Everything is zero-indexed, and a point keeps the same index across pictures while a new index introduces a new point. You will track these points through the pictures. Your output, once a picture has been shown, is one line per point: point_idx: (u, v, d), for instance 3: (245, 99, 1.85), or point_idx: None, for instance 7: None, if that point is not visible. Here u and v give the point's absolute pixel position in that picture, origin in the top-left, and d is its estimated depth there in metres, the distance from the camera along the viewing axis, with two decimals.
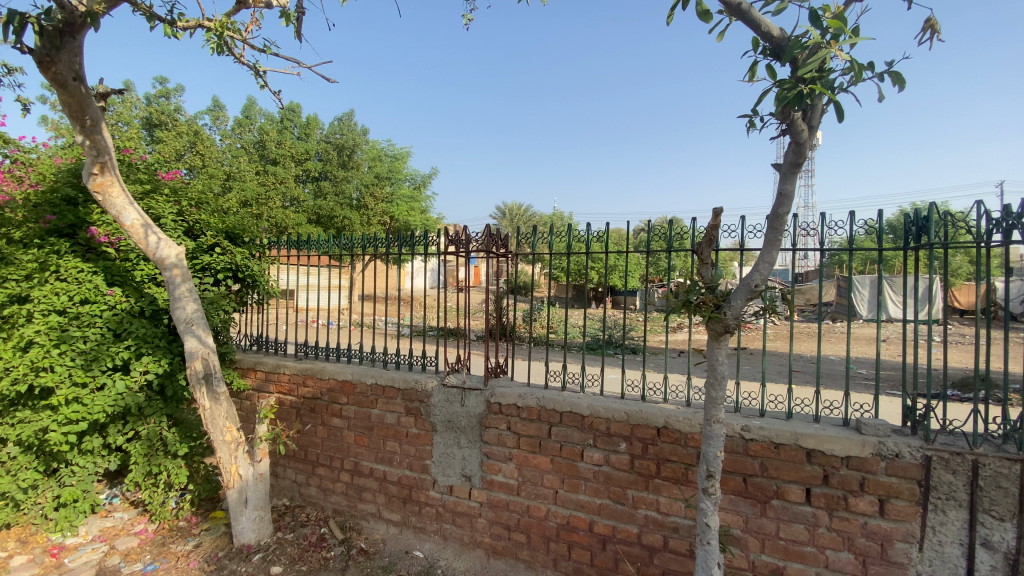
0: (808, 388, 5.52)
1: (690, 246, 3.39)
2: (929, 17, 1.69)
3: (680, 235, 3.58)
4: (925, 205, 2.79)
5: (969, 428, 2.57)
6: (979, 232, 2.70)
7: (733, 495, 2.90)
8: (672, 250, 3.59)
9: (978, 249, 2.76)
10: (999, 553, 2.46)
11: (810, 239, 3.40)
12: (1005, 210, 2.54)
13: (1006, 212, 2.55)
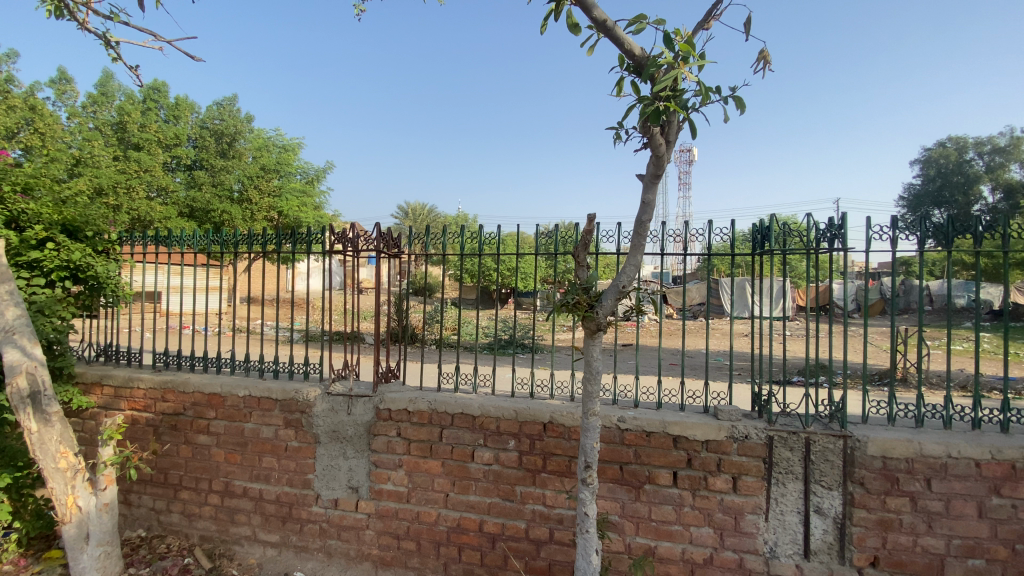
0: (684, 380, 6.04)
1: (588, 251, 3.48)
2: (763, 49, 1.88)
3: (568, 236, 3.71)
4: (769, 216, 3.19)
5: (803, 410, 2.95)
6: (810, 241, 3.14)
7: (612, 483, 3.08)
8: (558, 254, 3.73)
9: (809, 256, 3.21)
10: (829, 518, 2.80)
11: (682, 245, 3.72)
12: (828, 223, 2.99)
13: (829, 224, 3.01)
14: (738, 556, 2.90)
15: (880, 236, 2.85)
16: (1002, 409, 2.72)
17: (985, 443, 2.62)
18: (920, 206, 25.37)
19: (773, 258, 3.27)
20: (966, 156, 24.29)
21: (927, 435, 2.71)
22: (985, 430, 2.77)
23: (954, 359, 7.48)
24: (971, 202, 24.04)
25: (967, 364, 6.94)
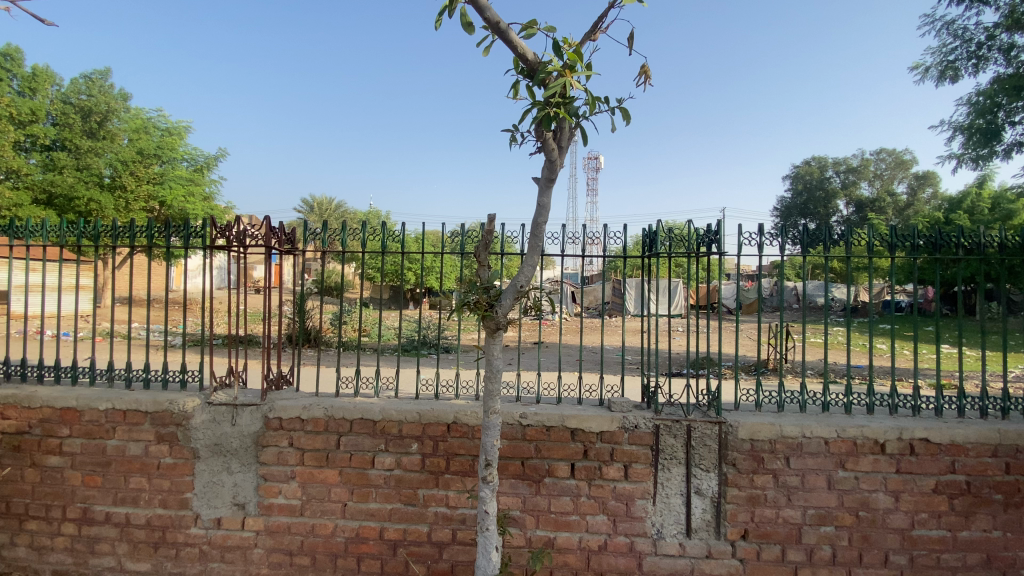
0: (588, 375, 6.34)
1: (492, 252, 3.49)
2: (643, 65, 1.97)
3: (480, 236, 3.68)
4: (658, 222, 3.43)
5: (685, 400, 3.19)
6: (696, 245, 3.42)
7: (514, 479, 3.13)
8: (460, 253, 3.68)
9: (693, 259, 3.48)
10: (707, 498, 3.04)
11: (594, 247, 3.86)
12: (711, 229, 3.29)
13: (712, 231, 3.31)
14: (630, 540, 3.06)
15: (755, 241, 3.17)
16: (845, 393, 3.07)
17: (832, 423, 2.91)
18: (790, 216, 28.83)
19: (670, 260, 3.49)
20: (826, 173, 28.00)
21: (786, 419, 2.99)
22: (833, 413, 3.10)
23: (813, 349, 8.61)
24: (828, 214, 27.82)
25: (822, 353, 8.04)
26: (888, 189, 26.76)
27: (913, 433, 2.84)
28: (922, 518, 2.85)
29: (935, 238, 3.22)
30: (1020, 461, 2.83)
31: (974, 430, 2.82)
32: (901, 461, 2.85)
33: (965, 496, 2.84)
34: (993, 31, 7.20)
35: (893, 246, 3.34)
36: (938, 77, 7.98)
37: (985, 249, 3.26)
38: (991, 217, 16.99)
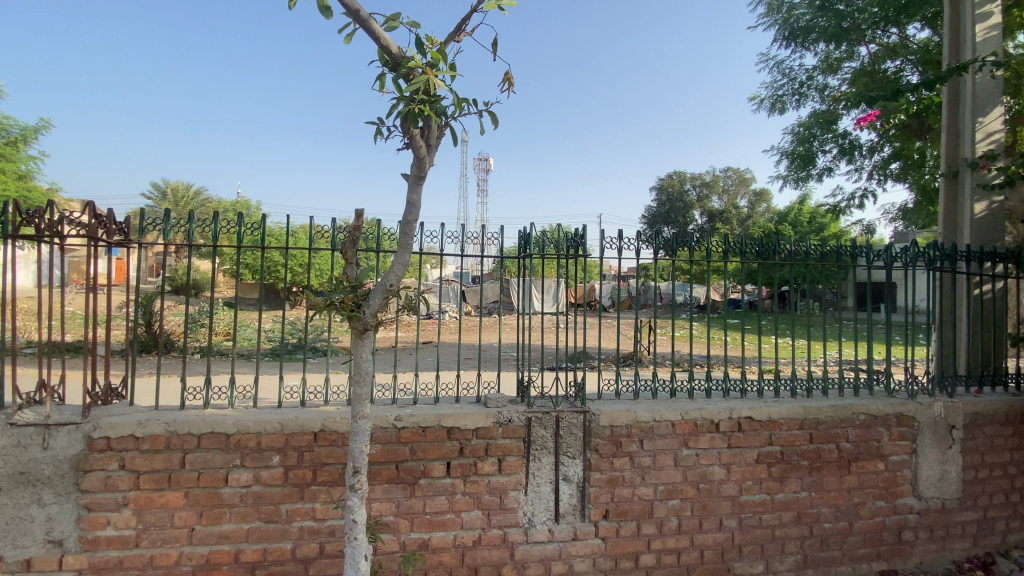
0: (470, 373, 6.44)
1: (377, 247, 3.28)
2: (507, 72, 1.99)
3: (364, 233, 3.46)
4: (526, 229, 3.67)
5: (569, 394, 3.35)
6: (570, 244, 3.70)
7: (387, 484, 3.04)
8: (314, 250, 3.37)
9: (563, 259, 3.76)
10: (574, 483, 3.21)
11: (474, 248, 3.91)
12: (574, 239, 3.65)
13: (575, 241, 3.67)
14: (502, 531, 3.13)
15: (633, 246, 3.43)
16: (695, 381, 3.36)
17: (677, 407, 3.20)
18: (658, 223, 31.90)
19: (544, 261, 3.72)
20: (685, 187, 31.43)
21: (641, 406, 3.25)
22: (679, 398, 3.42)
23: (672, 342, 9.66)
24: (687, 222, 31.31)
25: (677, 347, 9.07)
26: (734, 202, 30.82)
27: (741, 412, 3.18)
28: (748, 485, 3.18)
29: (759, 248, 3.73)
30: (820, 431, 3.19)
31: (785, 407, 3.18)
32: (731, 437, 3.18)
33: (779, 464, 3.17)
34: (811, 74, 8.64)
35: (729, 255, 3.80)
36: (772, 108, 9.34)
37: (797, 255, 3.81)
38: (806, 229, 20.38)
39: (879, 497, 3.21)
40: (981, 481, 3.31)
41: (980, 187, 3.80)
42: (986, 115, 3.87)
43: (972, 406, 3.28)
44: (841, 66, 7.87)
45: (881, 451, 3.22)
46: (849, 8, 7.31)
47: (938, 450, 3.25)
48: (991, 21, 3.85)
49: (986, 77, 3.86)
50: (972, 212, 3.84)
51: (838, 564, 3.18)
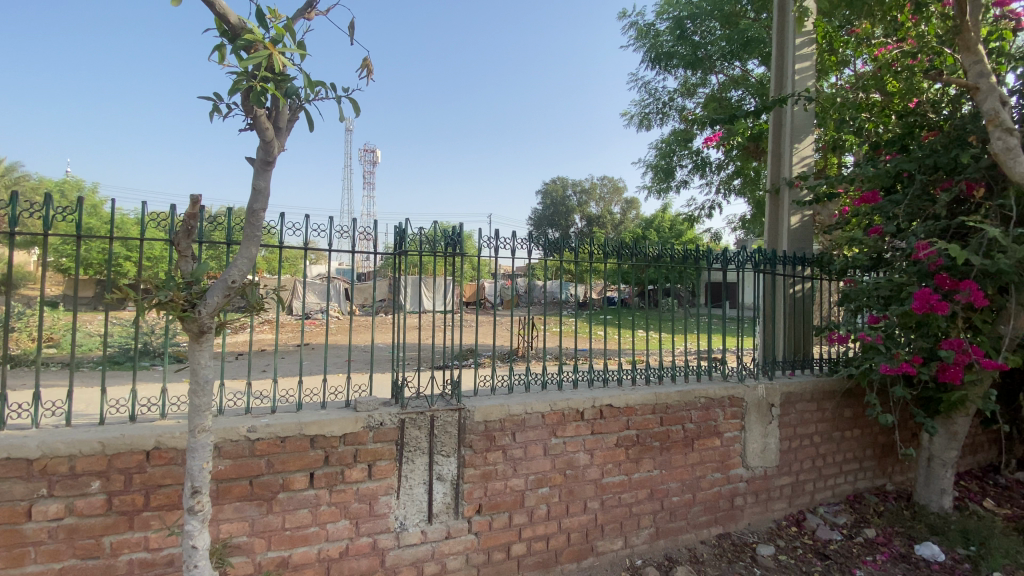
0: (349, 374, 6.13)
1: (228, 241, 2.92)
2: (366, 58, 1.87)
3: (212, 221, 2.96)
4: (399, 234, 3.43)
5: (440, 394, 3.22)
6: (451, 240, 3.63)
7: (239, 502, 2.68)
8: (147, 239, 2.86)
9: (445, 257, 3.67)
10: (447, 481, 3.05)
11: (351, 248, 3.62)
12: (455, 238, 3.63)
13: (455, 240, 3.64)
14: (372, 538, 2.91)
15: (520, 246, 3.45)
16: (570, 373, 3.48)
17: (547, 398, 3.26)
18: (542, 225, 33.26)
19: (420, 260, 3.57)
20: (567, 193, 33.29)
21: (513, 399, 3.23)
22: (550, 390, 3.49)
23: (554, 337, 10.13)
24: (568, 226, 33.09)
25: (557, 342, 9.54)
26: (609, 208, 33.21)
27: (602, 401, 3.36)
28: (609, 467, 3.37)
29: (627, 250, 3.98)
30: (669, 414, 3.53)
31: (640, 394, 3.45)
32: (594, 424, 3.34)
33: (635, 446, 3.44)
34: (672, 96, 9.61)
35: (605, 256, 3.98)
36: (641, 123, 10.21)
37: (660, 257, 4.11)
38: (669, 235, 22.64)
39: (715, 469, 3.65)
40: (793, 451, 3.90)
41: (795, 202, 4.50)
42: (800, 143, 4.59)
43: (786, 386, 3.86)
44: (697, 91, 8.84)
45: (717, 429, 3.66)
46: (702, 40, 8.25)
47: (761, 426, 3.79)
48: (806, 63, 4.56)
49: (801, 110, 4.55)
50: (790, 223, 4.53)
51: (684, 532, 3.53)
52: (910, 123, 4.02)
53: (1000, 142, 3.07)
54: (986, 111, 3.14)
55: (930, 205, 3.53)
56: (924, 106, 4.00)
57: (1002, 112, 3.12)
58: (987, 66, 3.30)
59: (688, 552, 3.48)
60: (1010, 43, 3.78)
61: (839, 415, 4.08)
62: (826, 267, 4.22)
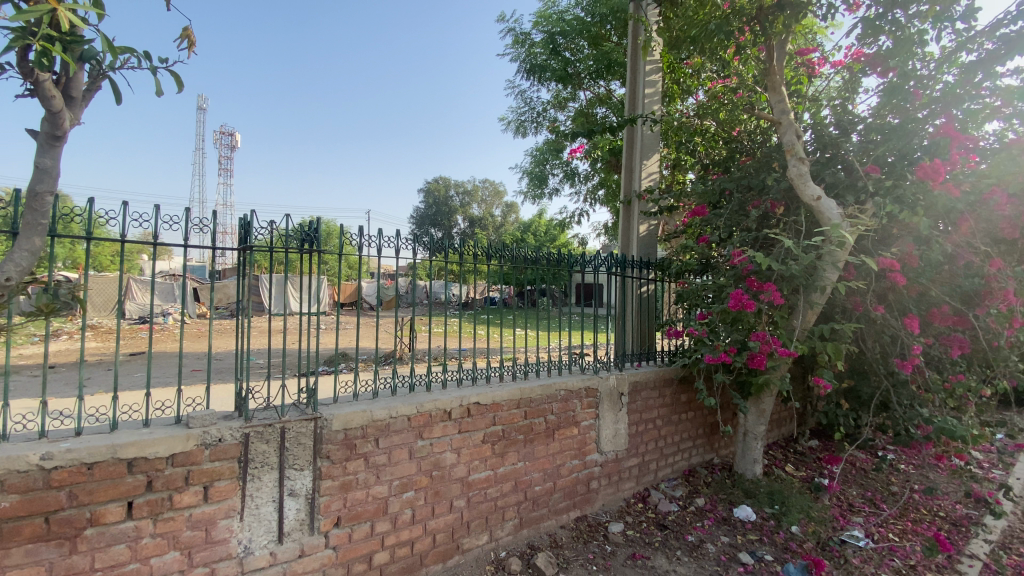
0: (195, 385, 5.46)
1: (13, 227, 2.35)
2: (186, 28, 1.69)
3: None
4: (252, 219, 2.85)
5: (285, 402, 2.92)
6: (306, 234, 3.03)
7: (30, 545, 2.20)
8: None
9: (307, 254, 3.08)
10: (301, 496, 2.80)
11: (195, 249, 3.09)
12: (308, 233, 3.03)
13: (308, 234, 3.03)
14: (209, 568, 2.57)
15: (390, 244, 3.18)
16: (438, 373, 3.39)
17: (413, 400, 3.12)
18: (424, 225, 32.83)
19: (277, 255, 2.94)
20: (448, 193, 33.26)
21: (377, 403, 3.04)
22: (416, 392, 3.36)
23: (432, 338, 10.06)
24: (449, 226, 33.12)
25: (435, 343, 9.49)
26: (489, 211, 33.85)
27: (470, 399, 3.33)
28: (476, 464, 3.38)
29: (511, 253, 4.03)
30: (532, 408, 3.67)
31: (506, 390, 3.51)
32: (462, 423, 3.30)
33: (501, 441, 3.50)
34: (545, 107, 10.10)
35: (488, 257, 3.98)
36: (517, 130, 10.56)
37: (534, 259, 4.22)
38: (544, 239, 23.79)
39: (574, 456, 3.90)
40: (640, 434, 4.33)
41: (644, 213, 5.02)
42: (648, 160, 5.15)
43: (633, 376, 4.28)
44: (567, 104, 9.40)
45: (575, 419, 3.93)
46: (572, 57, 8.74)
47: (613, 413, 4.14)
48: (654, 89, 5.11)
49: (649, 131, 5.09)
50: (640, 231, 5.05)
51: (545, 519, 3.72)
52: (732, 149, 4.69)
53: (795, 168, 3.71)
54: (787, 141, 3.76)
55: (745, 218, 4.16)
56: (744, 135, 4.69)
57: (797, 143, 3.78)
58: (788, 104, 3.96)
59: (548, 538, 3.67)
60: (806, 87, 4.57)
61: (676, 400, 4.63)
62: (667, 270, 4.76)
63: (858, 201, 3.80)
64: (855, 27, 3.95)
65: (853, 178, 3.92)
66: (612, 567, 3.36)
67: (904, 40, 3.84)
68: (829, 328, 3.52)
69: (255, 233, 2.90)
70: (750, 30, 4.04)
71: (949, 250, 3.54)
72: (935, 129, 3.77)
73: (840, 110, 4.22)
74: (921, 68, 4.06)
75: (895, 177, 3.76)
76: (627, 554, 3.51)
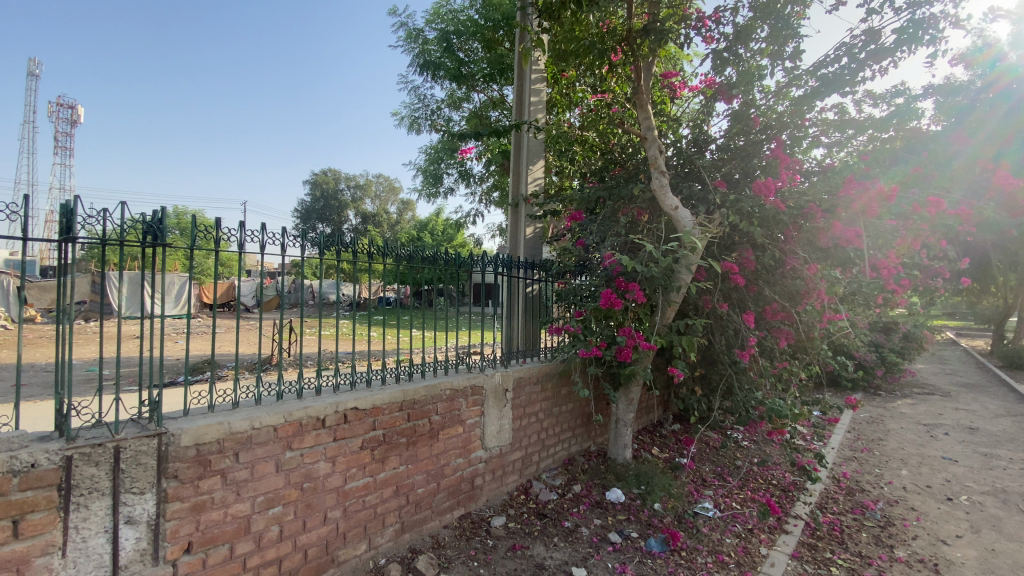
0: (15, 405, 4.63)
1: None
2: None
3: None
4: (79, 205, 2.42)
5: (119, 417, 2.56)
6: (151, 225, 2.66)
7: None
8: None
9: (154, 250, 2.70)
10: (142, 523, 2.48)
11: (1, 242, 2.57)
12: (150, 223, 2.65)
13: (152, 223, 2.65)
14: None
15: (256, 240, 2.89)
16: (313, 377, 3.20)
17: (280, 409, 2.90)
18: (312, 220, 30.84)
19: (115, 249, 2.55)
20: (339, 186, 31.56)
21: (237, 414, 2.77)
22: (286, 399, 3.13)
23: (317, 342, 9.54)
24: (340, 222, 31.53)
25: (320, 346, 9.02)
26: (384, 208, 32.80)
27: (346, 404, 3.18)
28: (353, 472, 3.24)
29: (409, 251, 3.87)
30: (416, 409, 3.61)
31: (387, 393, 3.41)
32: (337, 430, 3.14)
33: (381, 446, 3.39)
34: (439, 105, 10.00)
35: (382, 255, 3.78)
36: (411, 127, 10.34)
37: (434, 258, 4.13)
38: (441, 239, 23.65)
39: (458, 455, 3.92)
40: (523, 428, 4.48)
41: (529, 215, 5.20)
42: (533, 165, 5.36)
43: (518, 372, 4.42)
44: (462, 105, 9.41)
45: (460, 418, 3.94)
46: (466, 58, 8.75)
47: (498, 409, 4.23)
48: (538, 97, 5.32)
49: (533, 137, 5.30)
50: (526, 233, 5.23)
51: (428, 521, 3.69)
52: (607, 160, 5.08)
53: (658, 180, 4.10)
54: (651, 155, 4.14)
55: (615, 224, 4.53)
56: (618, 147, 5.10)
57: (660, 158, 4.18)
58: (653, 121, 4.35)
59: (430, 539, 3.66)
60: (670, 107, 5.08)
61: (557, 393, 4.87)
62: (550, 270, 4.99)
63: (709, 212, 4.30)
64: (709, 58, 4.46)
65: (706, 191, 4.42)
66: (493, 561, 3.44)
67: (746, 72, 4.40)
68: (685, 323, 3.93)
69: (81, 222, 2.48)
70: (622, 50, 4.37)
71: (777, 255, 4.15)
72: (769, 152, 4.38)
73: (696, 130, 4.75)
74: (761, 98, 4.70)
75: (738, 192, 4.32)
76: (507, 546, 3.62)
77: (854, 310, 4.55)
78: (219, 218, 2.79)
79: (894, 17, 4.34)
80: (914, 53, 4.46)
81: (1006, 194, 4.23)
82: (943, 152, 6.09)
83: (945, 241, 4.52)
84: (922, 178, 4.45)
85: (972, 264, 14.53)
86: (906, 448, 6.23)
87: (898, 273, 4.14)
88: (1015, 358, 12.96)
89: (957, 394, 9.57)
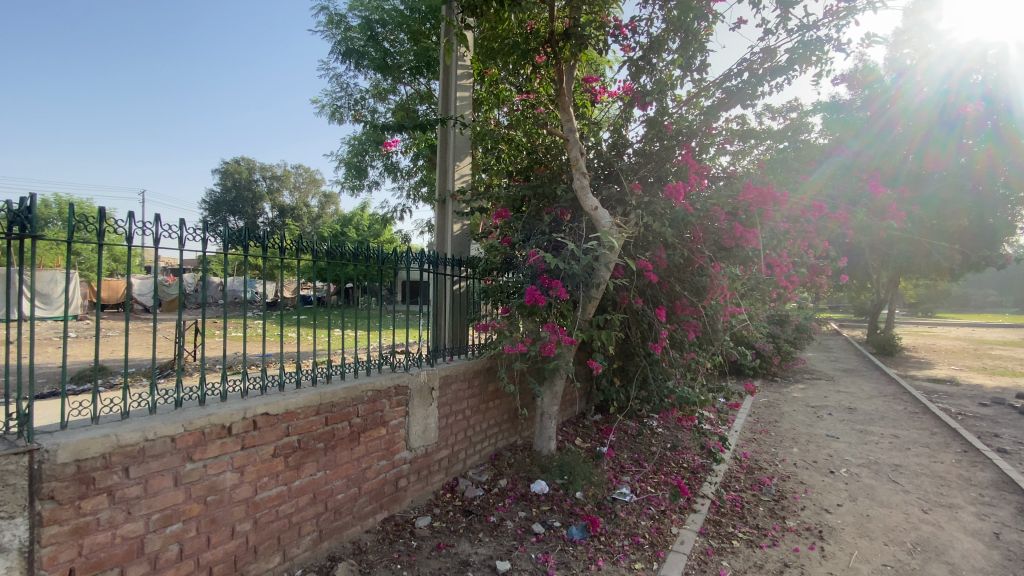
0: None
1: None
2: None
3: None
4: None
5: None
6: (14, 214, 2.31)
7: None
8: None
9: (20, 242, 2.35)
10: (13, 551, 2.18)
11: None
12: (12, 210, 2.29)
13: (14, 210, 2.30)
14: None
15: (151, 232, 2.60)
16: (216, 382, 2.97)
17: (178, 418, 2.67)
18: (221, 212, 28.54)
19: None
20: (253, 177, 29.49)
21: (127, 425, 2.52)
22: (186, 407, 2.89)
23: (227, 343, 8.92)
24: (255, 215, 29.47)
25: (228, 350, 8.40)
26: (303, 201, 31.14)
27: (256, 410, 3.00)
28: (264, 481, 3.06)
29: (329, 248, 3.65)
30: (334, 413, 3.47)
31: (301, 397, 3.25)
32: (245, 438, 2.95)
33: (296, 452, 3.22)
34: (363, 96, 9.63)
35: (299, 252, 3.54)
36: (332, 116, 9.88)
37: (359, 253, 3.94)
38: (367, 234, 22.78)
39: (381, 457, 3.82)
40: (449, 426, 4.46)
41: (457, 212, 5.16)
42: (460, 161, 5.34)
43: (443, 370, 4.38)
44: (387, 96, 9.20)
45: (383, 419, 3.84)
46: (391, 48, 8.47)
47: (423, 409, 4.17)
48: (464, 93, 5.26)
49: (458, 134, 5.26)
50: (453, 230, 5.19)
51: (349, 527, 3.57)
52: (532, 158, 5.20)
53: (579, 180, 4.24)
54: (572, 156, 4.26)
55: (538, 223, 4.63)
56: (542, 147, 5.21)
57: (580, 159, 4.32)
58: (575, 123, 4.46)
59: (351, 546, 3.54)
60: (591, 110, 5.26)
61: (484, 390, 4.89)
62: (477, 267, 4.96)
63: (626, 213, 4.53)
64: (626, 65, 4.67)
65: (623, 193, 4.66)
66: (416, 562, 3.40)
67: (659, 80, 4.66)
68: (604, 319, 4.10)
69: None
70: (545, 52, 4.46)
71: (687, 254, 4.45)
72: (679, 157, 4.67)
73: (615, 134, 4.95)
74: (674, 106, 5.00)
75: (652, 195, 4.58)
76: (432, 545, 3.59)
77: (754, 304, 4.99)
78: (104, 207, 2.49)
79: (787, 38, 4.78)
80: (803, 72, 4.95)
81: (873, 201, 4.85)
82: (828, 162, 6.85)
83: (826, 242, 5.09)
84: (809, 187, 4.98)
85: (851, 263, 16.46)
86: (797, 429, 6.94)
87: (789, 271, 4.60)
88: (886, 345, 14.83)
89: (840, 378, 10.80)
